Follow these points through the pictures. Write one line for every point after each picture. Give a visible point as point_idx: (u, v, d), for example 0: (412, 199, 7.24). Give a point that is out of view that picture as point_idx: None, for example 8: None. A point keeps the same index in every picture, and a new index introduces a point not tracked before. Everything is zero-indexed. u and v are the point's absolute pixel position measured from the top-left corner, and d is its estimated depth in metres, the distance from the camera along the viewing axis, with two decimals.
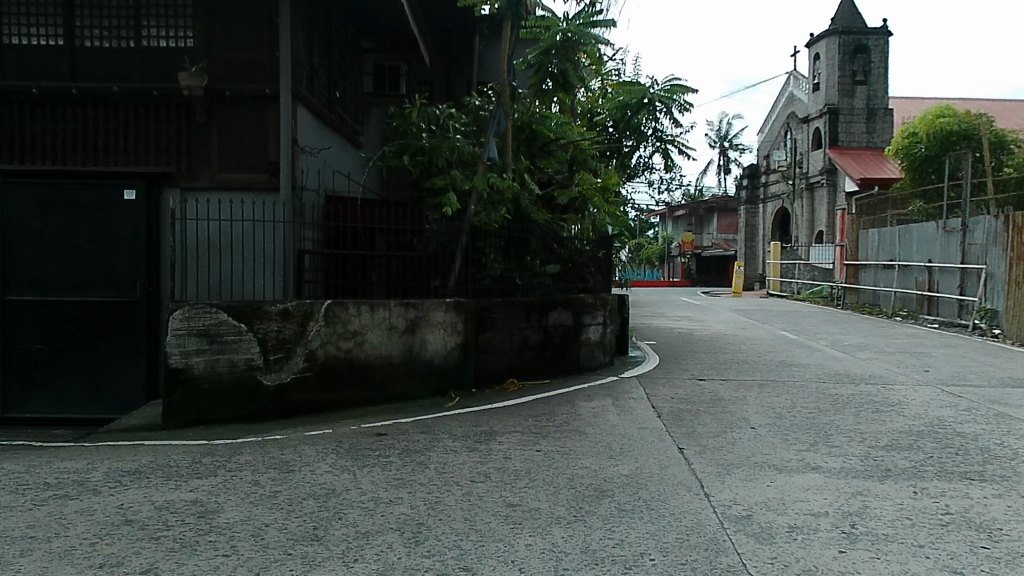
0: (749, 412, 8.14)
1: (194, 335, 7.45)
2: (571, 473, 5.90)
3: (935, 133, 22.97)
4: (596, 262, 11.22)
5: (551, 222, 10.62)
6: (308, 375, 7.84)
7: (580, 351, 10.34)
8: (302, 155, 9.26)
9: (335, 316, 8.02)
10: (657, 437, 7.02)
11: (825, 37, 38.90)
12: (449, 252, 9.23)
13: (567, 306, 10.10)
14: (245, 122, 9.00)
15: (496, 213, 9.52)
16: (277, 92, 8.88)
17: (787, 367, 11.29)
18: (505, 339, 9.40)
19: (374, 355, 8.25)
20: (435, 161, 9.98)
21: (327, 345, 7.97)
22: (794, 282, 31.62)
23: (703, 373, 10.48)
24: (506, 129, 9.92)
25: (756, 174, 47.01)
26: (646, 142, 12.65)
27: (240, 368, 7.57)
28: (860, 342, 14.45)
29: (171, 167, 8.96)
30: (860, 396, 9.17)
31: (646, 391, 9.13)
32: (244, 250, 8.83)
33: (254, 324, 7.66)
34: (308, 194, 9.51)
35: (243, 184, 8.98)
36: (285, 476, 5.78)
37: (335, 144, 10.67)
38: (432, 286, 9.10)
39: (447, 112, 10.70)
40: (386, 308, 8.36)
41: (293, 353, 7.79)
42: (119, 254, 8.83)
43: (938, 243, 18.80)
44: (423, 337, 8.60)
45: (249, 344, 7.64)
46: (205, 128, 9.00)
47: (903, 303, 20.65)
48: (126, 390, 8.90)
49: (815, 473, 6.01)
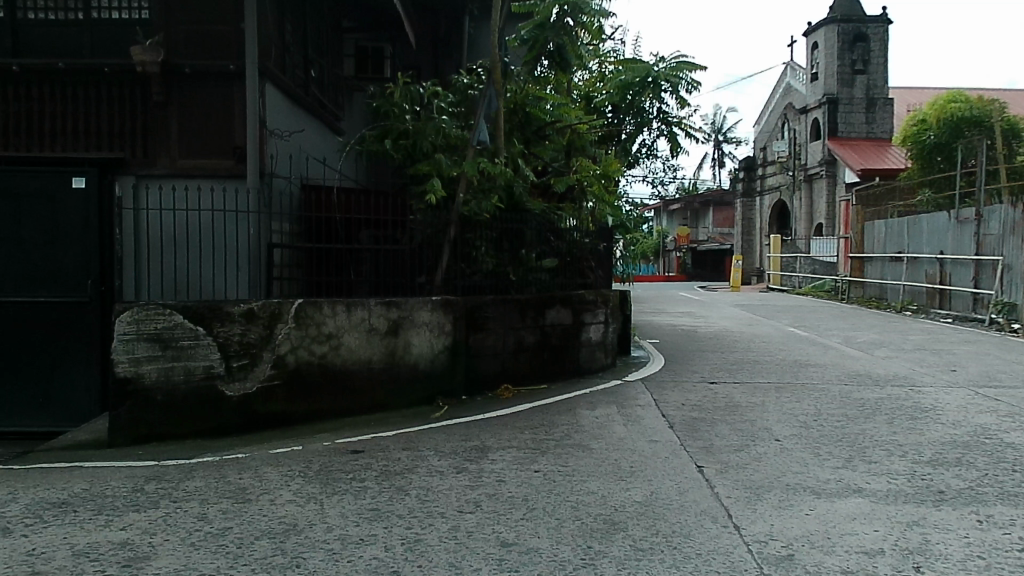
0: (771, 421, 7.31)
1: (145, 340, 6.56)
2: (577, 500, 5.04)
3: (946, 119, 22.18)
4: (596, 256, 10.41)
5: (548, 211, 9.75)
6: (277, 384, 6.96)
7: (580, 353, 9.52)
8: (271, 139, 8.36)
9: (307, 316, 7.15)
10: (671, 453, 6.17)
11: (825, 24, 38.02)
12: (436, 245, 8.34)
13: (566, 304, 9.26)
14: (207, 101, 8.10)
15: (488, 203, 8.64)
16: (242, 68, 7.97)
17: (803, 368, 10.44)
18: (499, 340, 8.54)
19: (351, 361, 7.38)
20: (419, 146, 9.05)
21: (298, 349, 7.08)
22: (795, 276, 30.83)
23: (714, 376, 9.63)
24: (497, 109, 8.93)
25: (752, 165, 46.01)
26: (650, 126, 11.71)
27: (198, 378, 6.68)
28: (874, 339, 13.61)
29: (125, 152, 8.06)
30: (888, 400, 8.35)
31: (654, 397, 8.27)
32: (207, 243, 7.94)
33: (214, 327, 6.77)
34: (280, 181, 8.60)
35: (206, 170, 8.07)
36: (239, 508, 4.90)
37: (309, 127, 9.75)
38: (417, 284, 8.22)
39: (433, 91, 9.77)
40: (364, 307, 7.50)
41: (259, 359, 6.91)
42: (66, 250, 7.83)
43: (951, 234, 18.01)
44: (407, 339, 7.73)
45: (208, 350, 6.74)
46: (163, 108, 8.08)
47: (912, 297, 19.84)
48: (77, 399, 7.98)
49: (859, 498, 5.17)
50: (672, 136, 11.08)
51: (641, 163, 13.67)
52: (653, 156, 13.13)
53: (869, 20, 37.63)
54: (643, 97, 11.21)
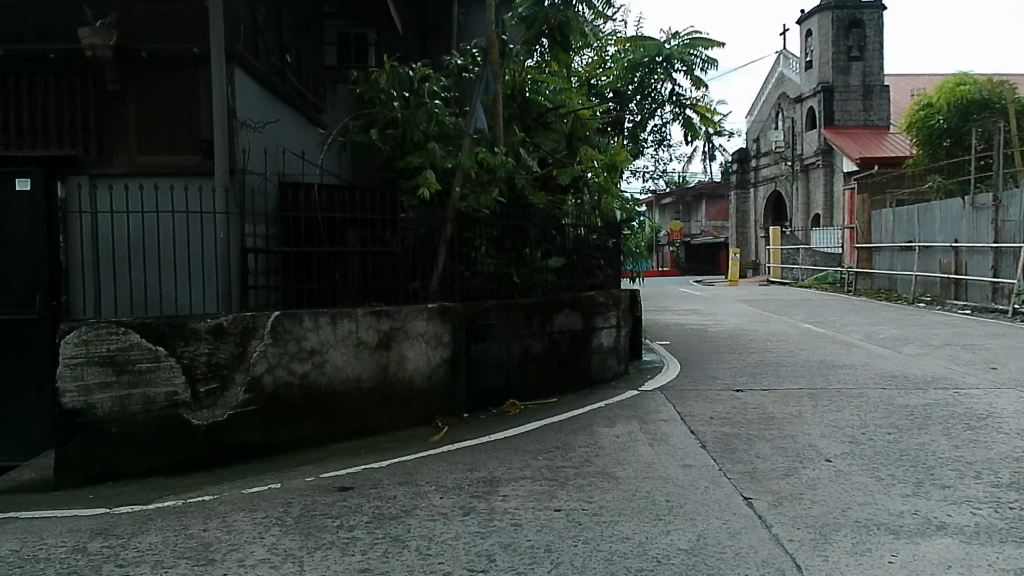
0: (814, 436, 6.47)
1: (97, 364, 5.64)
2: (610, 551, 4.18)
3: (954, 103, 21.45)
4: (604, 253, 9.57)
5: (551, 206, 8.91)
6: (252, 410, 6.07)
7: (591, 361, 8.65)
8: (243, 131, 7.44)
9: (285, 331, 6.25)
10: (711, 482, 5.30)
11: (818, 11, 37.35)
12: (430, 246, 7.46)
13: (575, 307, 8.41)
14: (169, 89, 7.18)
15: (487, 197, 7.83)
16: (206, 51, 7.04)
17: (832, 370, 9.60)
18: (503, 350, 7.68)
19: (338, 380, 6.49)
20: (409, 135, 8.09)
21: (276, 369, 6.19)
22: (796, 269, 30.05)
23: (739, 382, 8.79)
24: (495, 93, 8.02)
25: (746, 157, 45.25)
26: (664, 108, 10.54)
27: (160, 406, 5.78)
28: (897, 335, 12.79)
29: (77, 150, 7.12)
30: (937, 406, 7.52)
31: (679, 410, 7.41)
32: (172, 249, 7.04)
33: (177, 347, 5.86)
34: (253, 178, 7.67)
35: (168, 167, 7.15)
36: (200, 572, 4.00)
37: (286, 118, 8.82)
38: (410, 289, 7.33)
39: (423, 73, 8.78)
40: (351, 318, 6.61)
41: (230, 383, 6.01)
42: (11, 261, 6.90)
43: (966, 221, 17.25)
44: (401, 353, 6.85)
45: (170, 373, 5.84)
46: (119, 99, 7.17)
47: (925, 288, 19.08)
48: (26, 429, 7.04)
49: (947, 538, 4.32)
50: (686, 120, 10.17)
51: (651, 150, 12.74)
52: (665, 145, 12.22)
53: (864, 5, 36.87)
54: (655, 79, 10.13)
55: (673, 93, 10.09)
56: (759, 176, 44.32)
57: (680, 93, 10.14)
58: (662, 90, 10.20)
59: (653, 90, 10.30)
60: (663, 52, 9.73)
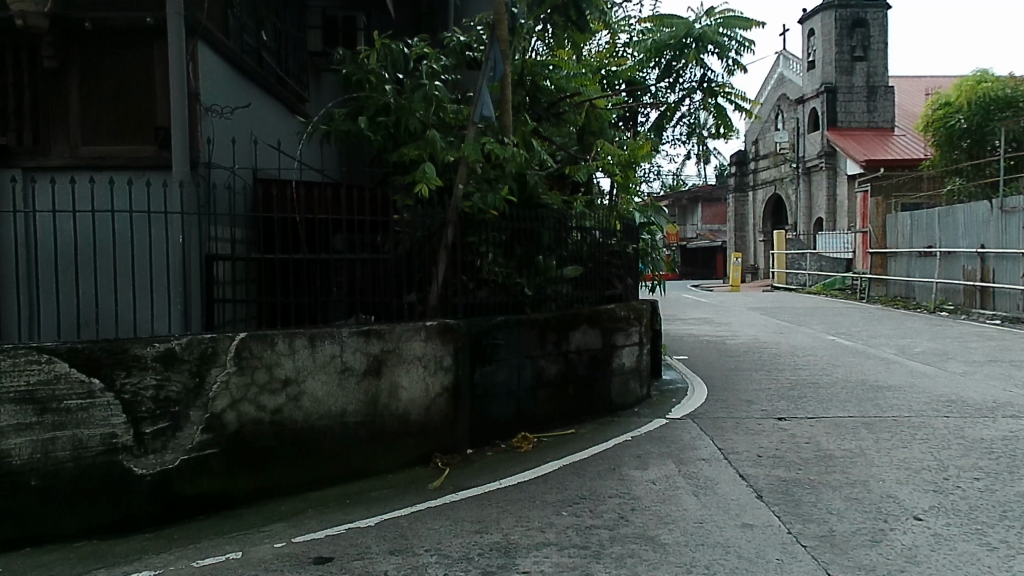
0: (890, 484, 5.40)
1: (12, 403, 4.49)
2: None
3: (975, 101, 20.61)
4: (625, 262, 8.50)
5: (566, 206, 7.82)
6: (212, 454, 4.95)
7: (611, 384, 7.55)
8: (208, 118, 6.31)
9: (251, 356, 5.14)
10: (784, 553, 4.22)
11: (821, 10, 36.54)
12: (429, 252, 6.35)
13: (593, 323, 7.33)
14: (119, 67, 6.08)
15: (495, 195, 6.64)
16: (162, 21, 5.90)
17: (879, 393, 8.55)
18: (512, 374, 6.57)
19: (317, 415, 5.38)
20: (403, 124, 7.00)
21: (241, 404, 5.08)
22: (801, 275, 29.07)
23: (779, 409, 7.73)
24: (503, 76, 6.87)
25: (744, 160, 44.37)
26: (693, 96, 9.61)
27: (94, 453, 4.64)
28: (933, 349, 11.73)
29: (10, 138, 5.98)
30: (1018, 440, 6.48)
31: (719, 447, 6.33)
32: (123, 256, 5.93)
33: (117, 379, 4.74)
34: (220, 173, 6.56)
35: (116, 158, 6.02)
36: None
37: (260, 105, 7.69)
38: (406, 303, 6.21)
39: (420, 51, 7.59)
40: (334, 339, 5.50)
41: (184, 422, 4.89)
42: None
43: (993, 226, 16.29)
44: (394, 380, 5.75)
45: (107, 412, 4.70)
46: (59, 77, 6.05)
47: (946, 296, 18.08)
48: None
49: None
50: (717, 108, 9.36)
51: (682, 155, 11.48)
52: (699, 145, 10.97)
53: (869, 4, 36.01)
54: (684, 63, 9.32)
55: (703, 77, 9.37)
56: (758, 179, 43.42)
57: (711, 78, 9.34)
58: (691, 77, 9.55)
59: (678, 74, 9.46)
60: (693, 32, 9.14)
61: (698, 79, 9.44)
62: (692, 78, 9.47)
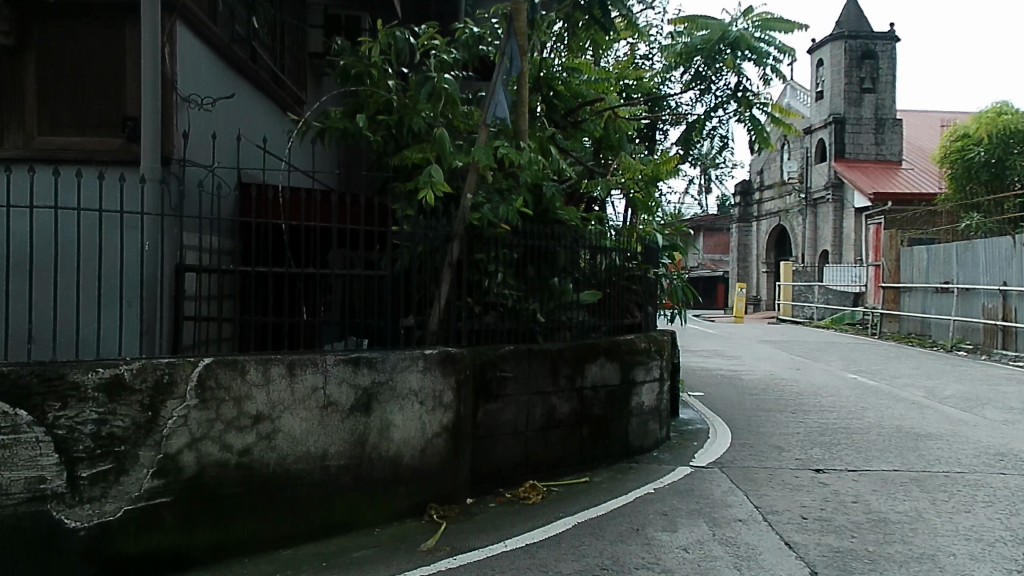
0: (964, 561, 4.58)
1: None
2: None
3: (996, 133, 20.08)
4: (646, 287, 7.71)
5: (584, 223, 7.06)
6: (164, 503, 4.14)
7: (628, 425, 6.74)
8: (184, 108, 5.54)
9: (217, 388, 4.32)
10: None
11: (830, 40, 35.96)
12: (432, 270, 5.56)
13: (611, 356, 6.52)
14: (84, 47, 5.33)
15: (508, 207, 5.87)
16: None
17: (920, 442, 7.72)
18: (520, 412, 5.76)
19: (294, 457, 4.57)
20: (407, 125, 6.28)
21: (202, 444, 4.27)
22: (808, 308, 28.29)
23: (814, 458, 6.92)
24: (520, 73, 6.13)
25: (749, 190, 43.80)
26: (726, 106, 8.90)
27: (17, 501, 3.81)
28: (965, 393, 10.91)
29: None
30: None
31: (756, 505, 5.51)
32: (79, 263, 5.14)
33: (49, 412, 3.91)
34: (196, 172, 5.78)
35: (77, 151, 5.26)
36: None
37: (247, 100, 6.92)
38: (404, 328, 5.40)
39: (428, 42, 6.83)
40: (316, 368, 4.68)
41: (131, 465, 4.07)
42: None
43: (1016, 263, 15.55)
44: (385, 418, 4.93)
45: (36, 451, 3.87)
46: (14, 57, 5.28)
47: (965, 335, 17.31)
48: None
49: None
50: (752, 120, 8.65)
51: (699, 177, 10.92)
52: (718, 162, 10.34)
53: (879, 35, 35.63)
54: (717, 68, 8.52)
55: (738, 85, 8.60)
56: (763, 210, 42.87)
57: (746, 87, 8.63)
58: (722, 85, 8.78)
59: (710, 82, 8.73)
60: (729, 37, 8.23)
61: (732, 87, 8.72)
62: (723, 86, 8.78)
